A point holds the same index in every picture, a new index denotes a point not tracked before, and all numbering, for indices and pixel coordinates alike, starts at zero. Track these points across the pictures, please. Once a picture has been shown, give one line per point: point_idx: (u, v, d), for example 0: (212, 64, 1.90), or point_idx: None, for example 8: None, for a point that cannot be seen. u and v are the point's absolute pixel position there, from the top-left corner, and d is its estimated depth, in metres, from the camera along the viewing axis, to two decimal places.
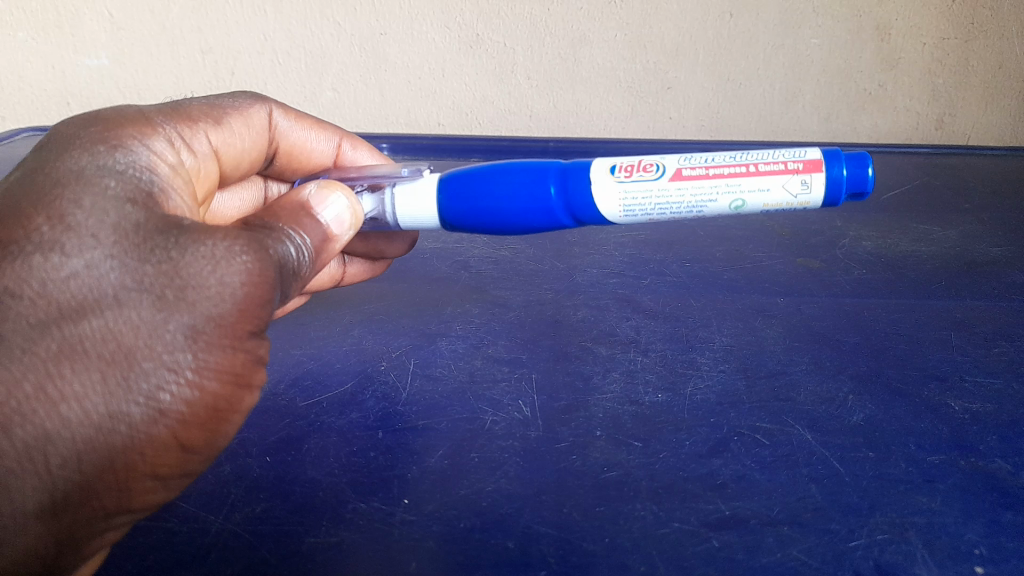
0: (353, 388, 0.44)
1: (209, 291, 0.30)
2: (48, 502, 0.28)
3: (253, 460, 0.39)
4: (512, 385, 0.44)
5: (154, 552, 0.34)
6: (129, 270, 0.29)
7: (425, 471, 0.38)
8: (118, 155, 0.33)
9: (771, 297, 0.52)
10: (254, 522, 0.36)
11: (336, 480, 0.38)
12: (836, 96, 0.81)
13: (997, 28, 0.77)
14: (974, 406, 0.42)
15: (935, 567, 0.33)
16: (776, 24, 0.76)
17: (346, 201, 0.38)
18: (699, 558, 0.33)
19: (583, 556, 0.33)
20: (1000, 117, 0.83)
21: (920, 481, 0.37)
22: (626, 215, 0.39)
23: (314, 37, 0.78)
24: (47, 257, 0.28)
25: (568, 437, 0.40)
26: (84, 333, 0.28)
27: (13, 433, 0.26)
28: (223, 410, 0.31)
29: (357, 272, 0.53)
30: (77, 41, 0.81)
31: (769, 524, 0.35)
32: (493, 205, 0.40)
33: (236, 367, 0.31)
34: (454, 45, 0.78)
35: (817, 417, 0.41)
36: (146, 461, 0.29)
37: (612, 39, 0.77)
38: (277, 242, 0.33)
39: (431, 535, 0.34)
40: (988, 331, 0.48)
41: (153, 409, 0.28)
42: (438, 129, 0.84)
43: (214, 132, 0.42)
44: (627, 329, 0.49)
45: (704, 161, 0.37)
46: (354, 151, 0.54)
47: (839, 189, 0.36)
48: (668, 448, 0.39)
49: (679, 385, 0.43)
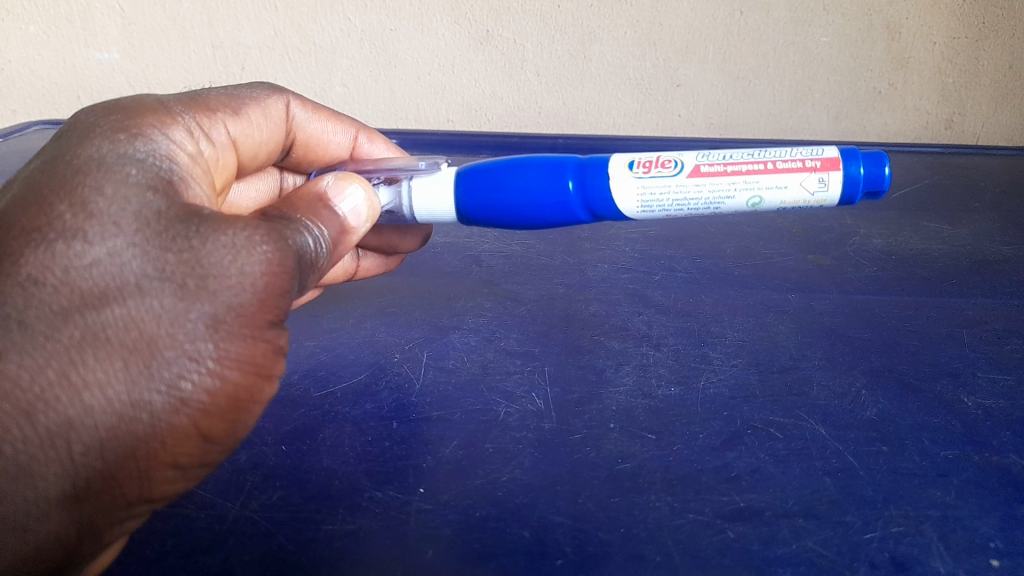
0: (366, 379, 0.44)
1: (229, 281, 0.30)
2: (71, 490, 0.28)
3: (269, 449, 0.39)
4: (525, 377, 0.44)
5: (172, 537, 0.35)
6: (151, 259, 0.29)
7: (440, 461, 0.38)
8: (138, 143, 0.33)
9: (783, 293, 0.52)
10: (271, 509, 0.36)
11: (352, 469, 0.38)
12: (846, 95, 0.81)
13: (1009, 28, 0.76)
14: (986, 402, 0.42)
15: (950, 560, 0.33)
16: (787, 23, 0.76)
17: (363, 193, 0.38)
18: (714, 549, 0.33)
19: (599, 546, 0.33)
20: (1010, 116, 0.83)
21: (934, 475, 0.37)
22: (644, 211, 0.39)
23: (324, 32, 0.78)
24: (70, 244, 0.29)
25: (581, 429, 0.40)
26: (107, 321, 0.28)
27: (37, 419, 0.27)
28: (243, 400, 0.31)
29: (370, 267, 0.53)
30: (88, 36, 0.81)
31: (783, 516, 0.35)
32: (510, 199, 0.40)
33: (257, 357, 0.31)
34: (465, 41, 0.78)
35: (830, 411, 0.41)
36: (167, 450, 0.29)
37: (622, 37, 0.77)
38: (296, 233, 0.33)
39: (447, 524, 0.35)
40: (999, 329, 0.48)
41: (174, 398, 0.29)
42: (447, 125, 0.85)
43: (232, 123, 0.42)
44: (639, 323, 0.49)
45: (722, 158, 0.38)
46: (370, 144, 0.54)
47: (856, 188, 0.36)
48: (682, 440, 0.39)
49: (691, 379, 0.44)
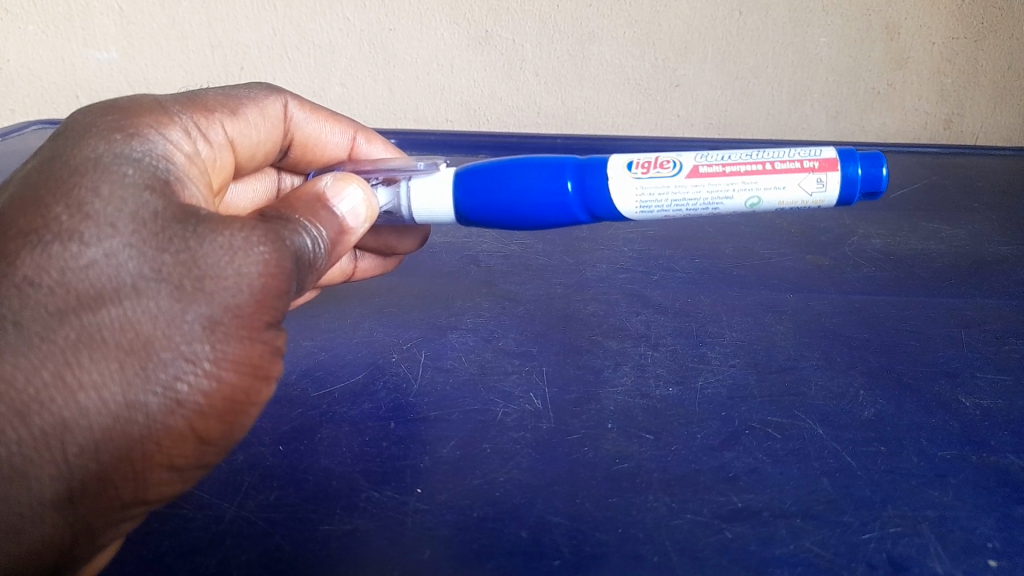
0: (364, 379, 0.44)
1: (226, 282, 0.30)
2: (66, 491, 0.28)
3: (266, 449, 0.39)
4: (523, 377, 0.44)
5: (170, 538, 0.35)
6: (147, 260, 0.29)
7: (438, 461, 0.38)
8: (135, 143, 0.33)
9: (781, 293, 0.52)
10: (269, 509, 0.36)
11: (349, 470, 0.38)
12: (845, 95, 0.81)
13: (1008, 28, 0.76)
14: (985, 402, 0.42)
15: (948, 561, 0.33)
16: (786, 23, 0.76)
17: (361, 194, 0.38)
18: (712, 549, 0.33)
19: (597, 546, 0.33)
20: (1009, 116, 0.82)
21: (931, 475, 0.37)
22: (643, 211, 0.39)
23: (323, 32, 0.78)
24: (66, 245, 0.29)
25: (579, 429, 0.40)
26: (103, 322, 0.28)
27: (32, 420, 0.27)
28: (240, 402, 0.31)
29: (368, 267, 0.53)
30: (87, 35, 0.81)
31: (781, 516, 0.35)
32: (508, 199, 0.40)
33: (253, 358, 0.31)
34: (464, 41, 0.78)
35: (828, 411, 0.41)
36: (162, 452, 0.29)
37: (621, 37, 0.77)
38: (293, 233, 0.33)
39: (445, 524, 0.35)
40: (998, 329, 0.48)
41: (170, 400, 0.28)
42: (446, 125, 0.85)
43: (230, 123, 0.42)
44: (637, 324, 0.49)
45: (721, 159, 0.37)
46: (369, 144, 0.54)
47: (854, 188, 0.36)
48: (680, 441, 0.39)
49: (689, 379, 0.44)
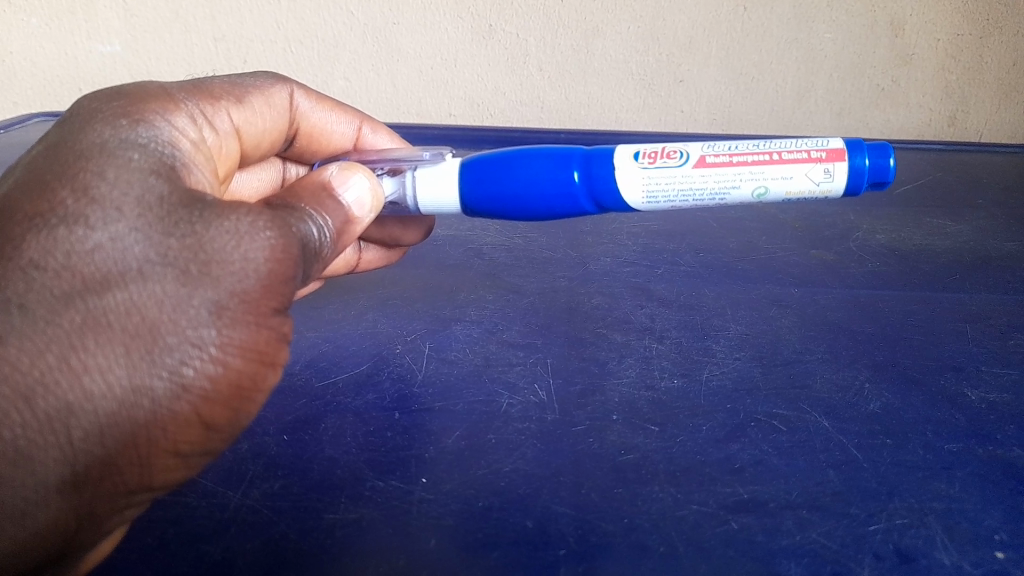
0: (368, 370, 0.44)
1: (233, 267, 0.30)
2: (70, 476, 0.27)
3: (271, 439, 0.39)
4: (527, 369, 0.44)
5: (174, 525, 0.34)
6: (153, 244, 0.29)
7: (442, 451, 0.38)
8: (140, 129, 0.33)
9: (785, 287, 0.52)
10: (273, 498, 0.36)
11: (354, 459, 0.38)
12: (849, 91, 0.81)
13: (1013, 25, 0.76)
14: (990, 396, 0.42)
15: (955, 552, 0.33)
16: (790, 18, 0.76)
17: (367, 183, 0.38)
18: (718, 540, 0.33)
19: (603, 536, 0.33)
20: (1014, 113, 0.82)
21: (938, 468, 0.37)
22: (649, 202, 0.39)
23: (326, 26, 0.78)
24: (72, 229, 0.28)
25: (584, 420, 0.40)
26: (108, 305, 0.28)
27: (36, 404, 0.26)
28: (246, 388, 0.31)
29: (372, 259, 0.53)
30: (90, 28, 0.81)
31: (787, 508, 0.35)
32: (514, 189, 0.40)
33: (260, 344, 0.31)
34: (467, 35, 0.78)
35: (834, 404, 0.41)
36: (168, 438, 0.29)
37: (625, 31, 0.77)
38: (300, 221, 0.33)
39: (449, 514, 0.35)
40: (1003, 324, 0.48)
41: (176, 384, 0.28)
42: (449, 120, 0.84)
43: (236, 111, 0.42)
44: (642, 317, 0.49)
45: (728, 149, 0.37)
46: (374, 134, 0.54)
47: (861, 179, 0.36)
48: (685, 432, 0.39)
49: (695, 372, 0.43)
